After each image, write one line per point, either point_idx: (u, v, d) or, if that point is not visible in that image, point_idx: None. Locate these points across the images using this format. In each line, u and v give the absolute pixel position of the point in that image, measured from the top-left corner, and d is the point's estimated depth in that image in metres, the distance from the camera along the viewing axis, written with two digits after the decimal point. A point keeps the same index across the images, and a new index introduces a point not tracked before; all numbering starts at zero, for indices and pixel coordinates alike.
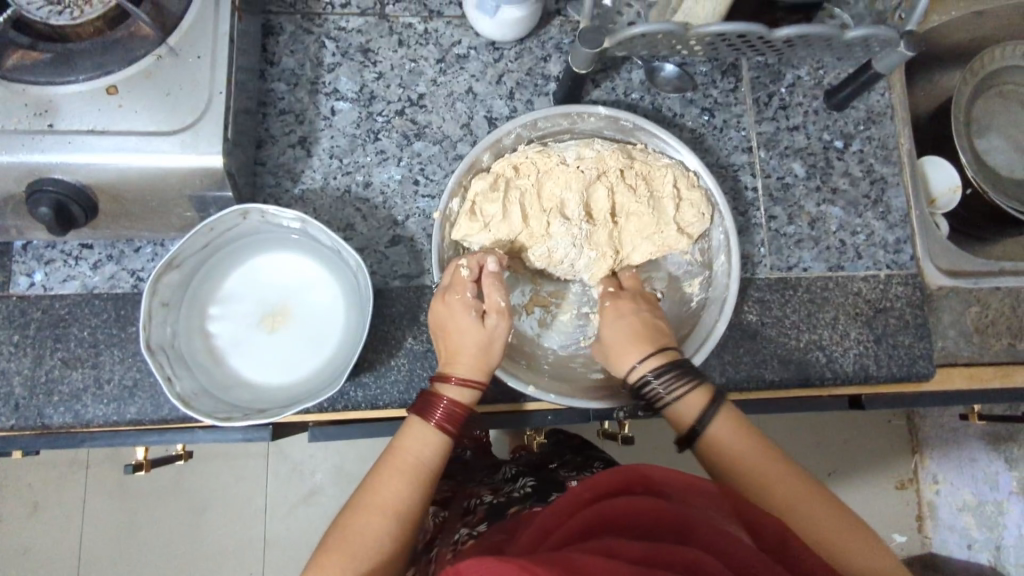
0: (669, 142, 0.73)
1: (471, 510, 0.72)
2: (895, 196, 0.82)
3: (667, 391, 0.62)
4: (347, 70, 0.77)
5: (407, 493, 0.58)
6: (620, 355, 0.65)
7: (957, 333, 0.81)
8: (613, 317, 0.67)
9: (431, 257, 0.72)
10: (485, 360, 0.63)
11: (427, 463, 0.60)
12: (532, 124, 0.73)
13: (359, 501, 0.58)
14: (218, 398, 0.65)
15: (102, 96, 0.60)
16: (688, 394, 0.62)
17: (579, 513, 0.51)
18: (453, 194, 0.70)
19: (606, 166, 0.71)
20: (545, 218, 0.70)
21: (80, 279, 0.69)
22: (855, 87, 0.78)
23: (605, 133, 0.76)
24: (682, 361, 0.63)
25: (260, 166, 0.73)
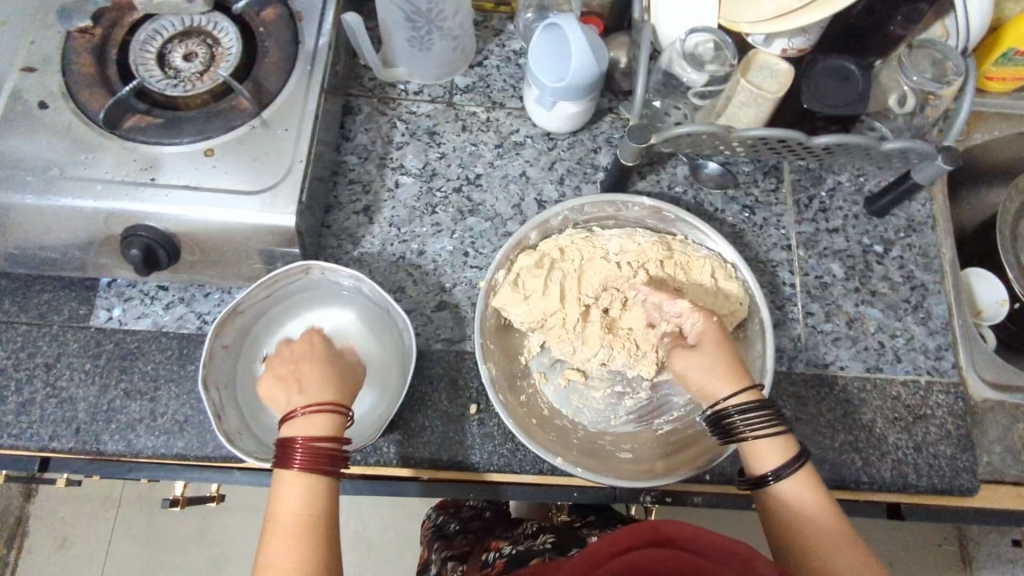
0: (707, 235, 0.77)
1: (489, 564, 0.76)
2: (936, 303, 0.82)
3: (753, 432, 0.61)
4: (414, 149, 0.84)
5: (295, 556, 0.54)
6: (711, 389, 0.64)
7: (1004, 449, 0.79)
8: (710, 344, 0.65)
9: (473, 325, 0.75)
10: (339, 393, 0.63)
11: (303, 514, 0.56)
12: (579, 208, 0.78)
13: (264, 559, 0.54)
14: (262, 440, 0.68)
15: (200, 156, 0.68)
16: (776, 441, 0.61)
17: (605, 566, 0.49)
18: (499, 266, 0.75)
19: (646, 259, 0.75)
20: (581, 307, 0.74)
21: (152, 317, 0.75)
22: (894, 195, 0.81)
23: (647, 223, 0.80)
24: (770, 406, 0.62)
25: (326, 228, 0.80)
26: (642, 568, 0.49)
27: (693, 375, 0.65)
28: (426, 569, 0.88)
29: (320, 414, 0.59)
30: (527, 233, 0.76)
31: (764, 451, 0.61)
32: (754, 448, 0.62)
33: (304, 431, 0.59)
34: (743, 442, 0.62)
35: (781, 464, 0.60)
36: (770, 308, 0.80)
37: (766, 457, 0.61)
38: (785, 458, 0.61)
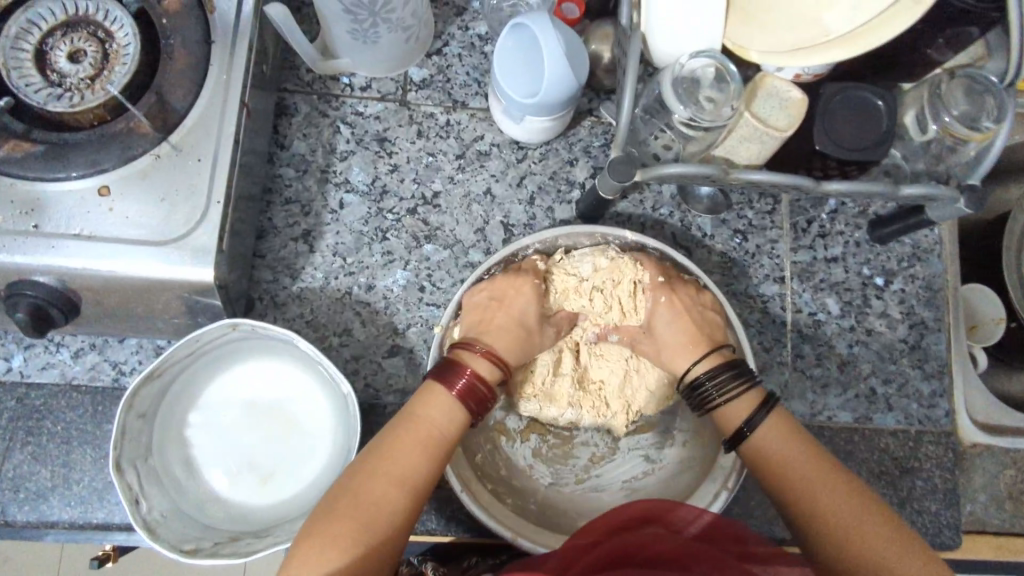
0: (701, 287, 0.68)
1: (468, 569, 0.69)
2: (935, 342, 0.76)
3: (756, 411, 0.60)
4: (361, 160, 0.72)
5: (423, 465, 0.56)
6: (675, 357, 0.66)
7: (989, 498, 0.75)
8: (665, 323, 0.66)
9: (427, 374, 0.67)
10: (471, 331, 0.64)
11: (446, 436, 0.58)
12: (551, 242, 0.68)
13: (364, 464, 0.55)
14: (191, 519, 0.61)
15: (93, 196, 0.56)
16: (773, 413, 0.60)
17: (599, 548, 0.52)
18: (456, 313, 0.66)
19: (623, 303, 0.68)
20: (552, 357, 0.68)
21: (59, 368, 0.66)
22: (902, 227, 0.72)
23: None
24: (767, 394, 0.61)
25: (259, 258, 0.69)
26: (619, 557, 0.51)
27: (665, 338, 0.66)
28: None
29: (485, 356, 0.61)
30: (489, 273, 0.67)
31: (734, 412, 0.61)
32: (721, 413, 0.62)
33: (472, 368, 0.60)
34: (715, 408, 0.62)
35: (752, 419, 0.60)
36: (756, 351, 0.73)
37: (733, 416, 0.61)
38: (783, 432, 0.59)
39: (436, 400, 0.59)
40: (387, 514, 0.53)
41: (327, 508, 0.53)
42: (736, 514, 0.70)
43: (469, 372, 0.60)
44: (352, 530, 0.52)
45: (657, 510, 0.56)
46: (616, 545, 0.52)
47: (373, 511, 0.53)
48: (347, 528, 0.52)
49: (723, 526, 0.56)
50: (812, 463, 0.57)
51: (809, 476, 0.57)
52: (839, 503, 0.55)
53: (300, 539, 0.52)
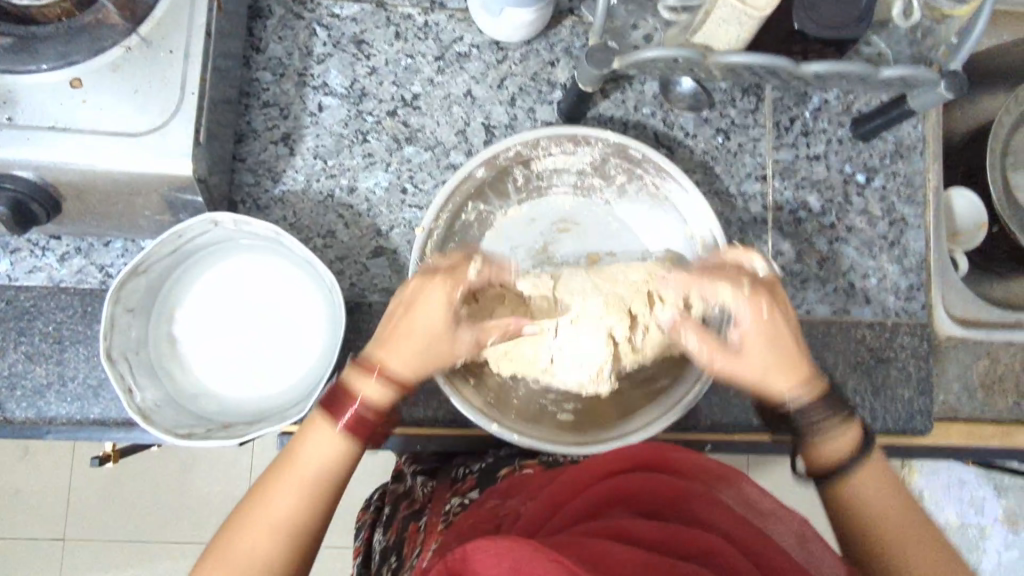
0: (679, 181, 0.68)
1: (460, 478, 0.72)
2: (914, 238, 0.77)
3: (819, 425, 0.55)
4: (338, 62, 0.72)
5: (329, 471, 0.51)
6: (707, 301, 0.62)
7: (961, 388, 0.78)
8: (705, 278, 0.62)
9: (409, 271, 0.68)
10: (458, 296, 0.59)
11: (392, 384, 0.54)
12: (533, 142, 0.68)
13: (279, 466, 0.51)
14: (184, 410, 0.63)
15: (65, 88, 0.56)
16: (845, 433, 0.55)
17: (592, 489, 0.52)
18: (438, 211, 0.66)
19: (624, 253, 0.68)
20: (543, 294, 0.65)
21: (47, 272, 0.67)
22: (884, 121, 0.72)
23: (611, 160, 0.71)
24: (839, 398, 0.56)
25: (239, 162, 0.69)
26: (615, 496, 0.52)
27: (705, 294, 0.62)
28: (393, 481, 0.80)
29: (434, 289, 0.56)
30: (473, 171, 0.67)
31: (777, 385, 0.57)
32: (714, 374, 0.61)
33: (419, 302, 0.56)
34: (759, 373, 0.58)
35: (803, 401, 0.56)
36: (737, 248, 0.74)
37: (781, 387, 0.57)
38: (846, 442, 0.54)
39: (410, 336, 0.54)
40: (284, 521, 0.49)
41: (341, 397, 0.52)
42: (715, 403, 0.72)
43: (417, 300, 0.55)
44: (245, 538, 0.48)
45: (641, 455, 0.55)
46: (610, 487, 0.52)
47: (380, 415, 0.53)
48: (243, 537, 0.48)
49: (699, 461, 0.55)
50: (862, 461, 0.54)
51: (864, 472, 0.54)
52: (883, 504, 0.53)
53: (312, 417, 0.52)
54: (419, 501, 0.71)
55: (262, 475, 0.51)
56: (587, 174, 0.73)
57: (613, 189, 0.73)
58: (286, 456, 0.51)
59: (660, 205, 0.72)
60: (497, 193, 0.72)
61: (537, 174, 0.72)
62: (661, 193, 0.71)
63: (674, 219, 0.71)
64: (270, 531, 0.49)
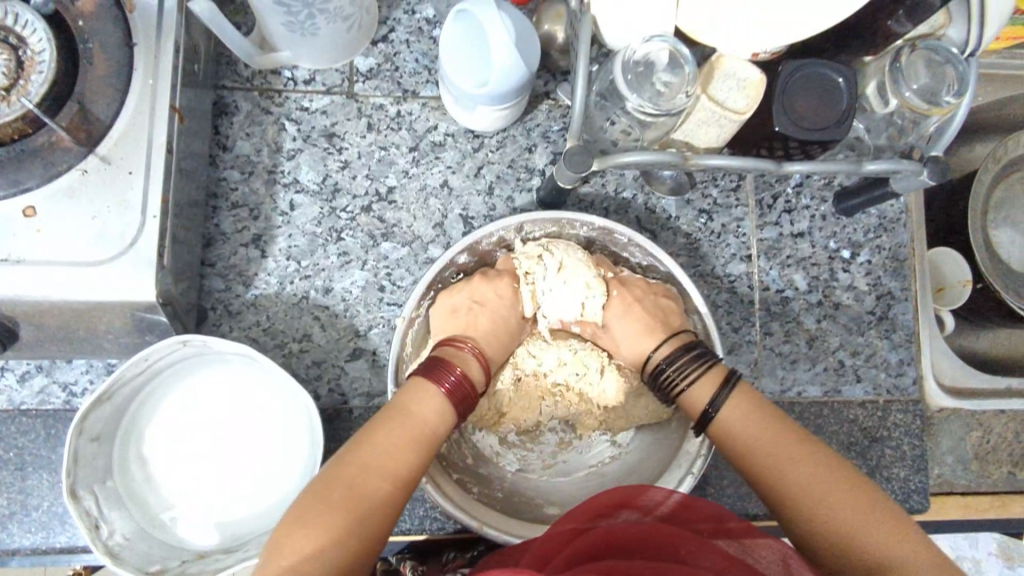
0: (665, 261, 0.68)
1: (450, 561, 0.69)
2: (903, 312, 0.76)
3: (685, 371, 0.62)
4: (309, 158, 0.69)
5: (412, 459, 0.55)
6: (636, 346, 0.66)
7: (955, 460, 0.77)
8: (616, 318, 0.67)
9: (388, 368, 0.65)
10: (496, 343, 0.66)
11: (437, 429, 0.57)
12: (517, 227, 0.67)
13: (351, 457, 0.53)
14: (158, 540, 0.60)
15: (18, 217, 0.53)
16: (703, 375, 0.61)
17: (585, 535, 0.50)
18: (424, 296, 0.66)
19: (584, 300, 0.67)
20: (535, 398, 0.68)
21: (4, 394, 0.63)
22: (867, 199, 0.71)
23: (597, 241, 0.71)
24: (694, 344, 0.63)
25: (208, 267, 0.67)
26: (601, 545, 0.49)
27: (622, 333, 0.67)
28: None
29: (484, 287, 0.66)
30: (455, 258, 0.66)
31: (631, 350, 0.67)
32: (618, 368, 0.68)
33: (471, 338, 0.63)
34: (681, 393, 0.62)
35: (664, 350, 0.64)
36: (725, 331, 0.73)
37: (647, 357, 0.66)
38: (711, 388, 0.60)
39: (480, 325, 0.64)
40: (372, 501, 0.52)
41: (439, 367, 0.59)
42: (710, 493, 0.70)
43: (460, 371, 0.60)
44: (320, 526, 0.49)
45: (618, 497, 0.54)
46: (596, 536, 0.50)
47: (475, 385, 0.61)
48: (317, 525, 0.49)
49: (699, 507, 0.54)
50: (773, 428, 0.57)
51: (773, 451, 0.56)
52: (805, 480, 0.53)
53: (401, 397, 0.57)
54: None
55: (330, 467, 0.53)
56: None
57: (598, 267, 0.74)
58: (361, 453, 0.53)
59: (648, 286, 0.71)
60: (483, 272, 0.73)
61: None
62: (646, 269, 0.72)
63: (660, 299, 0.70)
64: (358, 512, 0.51)
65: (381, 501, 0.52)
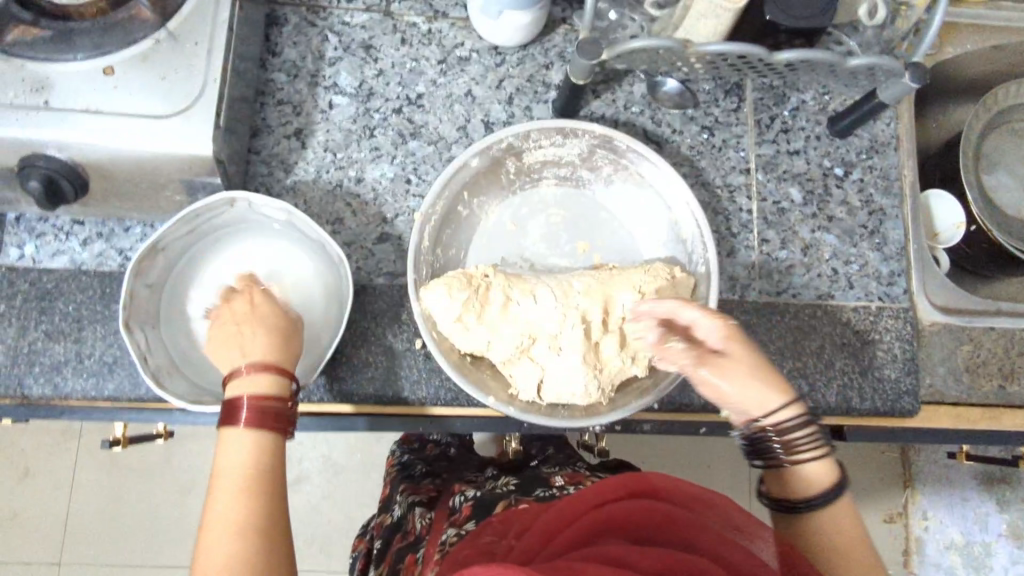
0: (658, 165, 0.72)
1: (457, 509, 0.75)
2: (893, 227, 0.81)
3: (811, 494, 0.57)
4: (348, 65, 0.77)
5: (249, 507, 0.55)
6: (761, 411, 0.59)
7: (946, 370, 0.80)
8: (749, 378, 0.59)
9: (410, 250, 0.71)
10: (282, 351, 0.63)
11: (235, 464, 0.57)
12: (524, 133, 0.71)
13: (218, 490, 0.56)
14: (196, 382, 0.65)
15: (98, 76, 0.61)
16: (820, 459, 0.58)
17: (584, 518, 0.53)
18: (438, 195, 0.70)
19: (591, 296, 0.67)
20: (525, 339, 0.67)
21: (69, 255, 0.70)
22: (857, 116, 0.77)
23: (599, 151, 0.75)
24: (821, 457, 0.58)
25: (254, 155, 0.74)
26: (617, 522, 0.53)
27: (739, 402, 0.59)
28: (390, 510, 0.87)
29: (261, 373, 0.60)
30: (469, 159, 0.71)
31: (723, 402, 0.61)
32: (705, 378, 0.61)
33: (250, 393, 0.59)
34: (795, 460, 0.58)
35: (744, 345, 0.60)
36: (723, 235, 0.78)
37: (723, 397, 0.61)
38: (826, 476, 0.58)
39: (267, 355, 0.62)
40: (260, 524, 0.55)
41: (233, 410, 0.58)
42: None
43: (250, 401, 0.58)
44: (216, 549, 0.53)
45: (643, 484, 0.56)
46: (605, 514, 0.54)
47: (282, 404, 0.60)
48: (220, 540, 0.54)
49: (686, 488, 0.57)
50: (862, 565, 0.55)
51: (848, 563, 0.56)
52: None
53: (219, 424, 0.58)
54: (414, 533, 0.76)
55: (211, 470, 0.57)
56: (576, 167, 0.77)
57: (598, 178, 0.77)
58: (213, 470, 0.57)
59: (645, 190, 0.76)
60: (490, 182, 0.75)
61: (528, 167, 0.76)
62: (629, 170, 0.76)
63: (658, 202, 0.75)
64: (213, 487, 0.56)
65: (254, 528, 0.55)
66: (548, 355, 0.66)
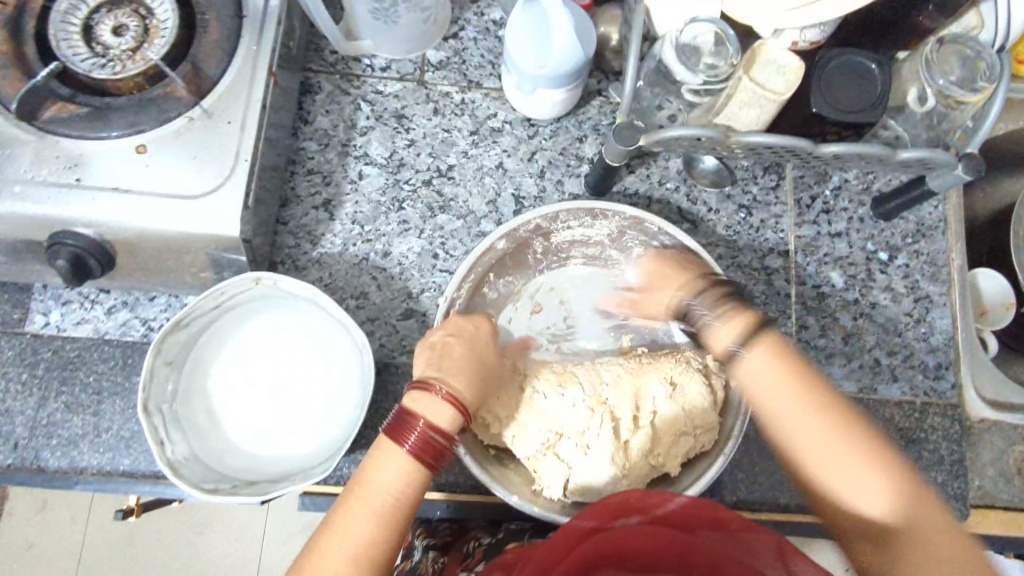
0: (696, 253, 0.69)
1: (470, 552, 0.68)
2: (940, 316, 0.77)
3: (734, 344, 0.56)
4: (380, 135, 0.76)
5: (379, 534, 0.52)
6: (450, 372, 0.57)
7: (997, 472, 0.76)
8: (460, 346, 0.59)
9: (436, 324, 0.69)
10: (473, 389, 0.57)
11: (405, 499, 0.53)
12: (552, 216, 0.70)
13: (315, 542, 0.51)
14: (210, 465, 0.64)
15: (130, 154, 0.60)
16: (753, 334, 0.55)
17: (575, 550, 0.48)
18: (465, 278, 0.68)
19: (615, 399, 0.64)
20: (551, 436, 0.64)
21: (92, 323, 0.70)
22: (904, 200, 0.74)
23: (629, 232, 0.73)
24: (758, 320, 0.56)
25: (281, 225, 0.73)
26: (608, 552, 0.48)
27: (458, 352, 0.58)
28: None
29: (429, 402, 0.54)
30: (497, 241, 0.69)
31: (462, 347, 0.59)
32: (411, 393, 0.55)
33: (427, 420, 0.54)
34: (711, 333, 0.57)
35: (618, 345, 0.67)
36: None
37: (489, 343, 0.61)
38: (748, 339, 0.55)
39: (450, 363, 0.57)
40: None
41: (404, 424, 0.54)
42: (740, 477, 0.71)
43: (422, 426, 0.53)
44: None
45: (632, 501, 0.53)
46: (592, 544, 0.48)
47: (445, 439, 0.54)
48: None
49: (689, 503, 0.53)
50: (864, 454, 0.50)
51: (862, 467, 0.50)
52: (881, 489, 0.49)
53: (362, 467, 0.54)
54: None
55: (344, 491, 0.54)
56: (604, 246, 0.76)
57: (627, 258, 0.76)
58: (359, 478, 0.54)
59: None
60: (516, 262, 0.75)
61: (555, 246, 0.75)
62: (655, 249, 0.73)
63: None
64: (387, 511, 0.52)
65: None
66: (574, 454, 0.63)
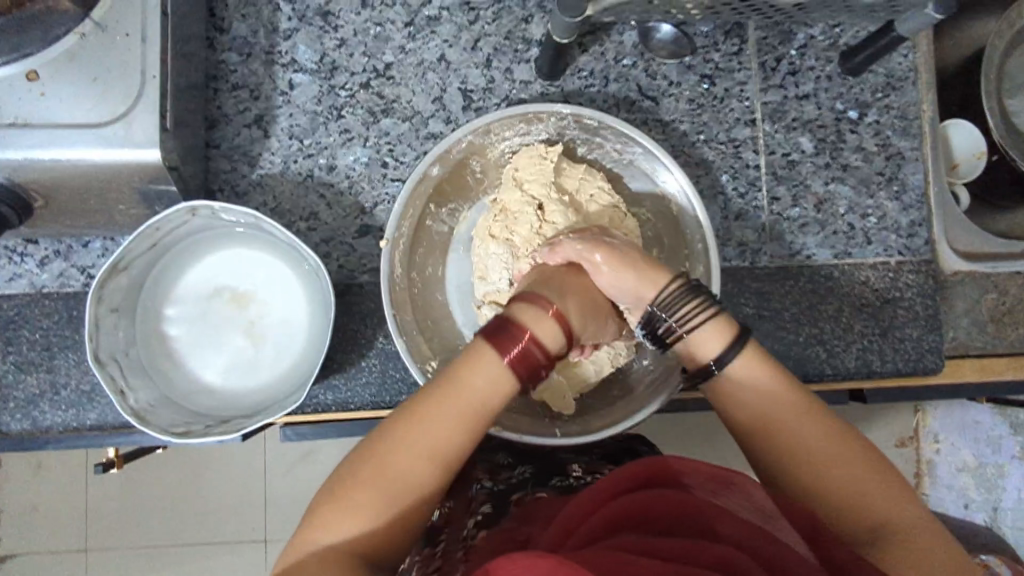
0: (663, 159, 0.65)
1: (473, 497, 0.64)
2: (913, 172, 0.75)
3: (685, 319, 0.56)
4: (306, 37, 0.69)
5: (457, 441, 0.49)
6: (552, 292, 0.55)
7: (970, 322, 0.77)
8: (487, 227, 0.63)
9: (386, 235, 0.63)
10: (580, 319, 0.55)
11: (489, 405, 0.50)
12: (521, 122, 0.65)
13: (394, 430, 0.49)
14: (180, 409, 0.62)
15: (22, 83, 0.54)
16: (709, 320, 0.55)
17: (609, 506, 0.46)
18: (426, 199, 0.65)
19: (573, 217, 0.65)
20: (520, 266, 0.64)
21: (27, 278, 0.65)
22: (874, 50, 0.69)
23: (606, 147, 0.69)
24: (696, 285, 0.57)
25: (213, 149, 0.67)
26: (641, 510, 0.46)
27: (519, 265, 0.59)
28: None
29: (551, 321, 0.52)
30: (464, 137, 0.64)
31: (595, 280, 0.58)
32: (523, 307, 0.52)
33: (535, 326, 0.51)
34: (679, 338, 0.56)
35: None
36: (732, 198, 0.72)
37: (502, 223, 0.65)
38: (719, 333, 0.55)
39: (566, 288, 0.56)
40: (414, 483, 0.48)
41: (509, 330, 0.51)
42: None
43: (529, 335, 0.51)
44: (367, 496, 0.47)
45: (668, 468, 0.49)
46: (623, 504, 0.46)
47: (545, 353, 0.51)
48: (364, 494, 0.47)
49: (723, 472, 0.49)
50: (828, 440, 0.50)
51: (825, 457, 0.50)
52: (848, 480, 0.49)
53: (481, 347, 0.51)
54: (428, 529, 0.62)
55: (431, 383, 0.51)
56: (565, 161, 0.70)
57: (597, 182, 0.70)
58: (462, 377, 0.50)
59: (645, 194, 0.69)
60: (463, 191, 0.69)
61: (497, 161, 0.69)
62: (626, 158, 0.69)
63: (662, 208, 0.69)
64: (465, 411, 0.50)
65: (413, 483, 0.48)
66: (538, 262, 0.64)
